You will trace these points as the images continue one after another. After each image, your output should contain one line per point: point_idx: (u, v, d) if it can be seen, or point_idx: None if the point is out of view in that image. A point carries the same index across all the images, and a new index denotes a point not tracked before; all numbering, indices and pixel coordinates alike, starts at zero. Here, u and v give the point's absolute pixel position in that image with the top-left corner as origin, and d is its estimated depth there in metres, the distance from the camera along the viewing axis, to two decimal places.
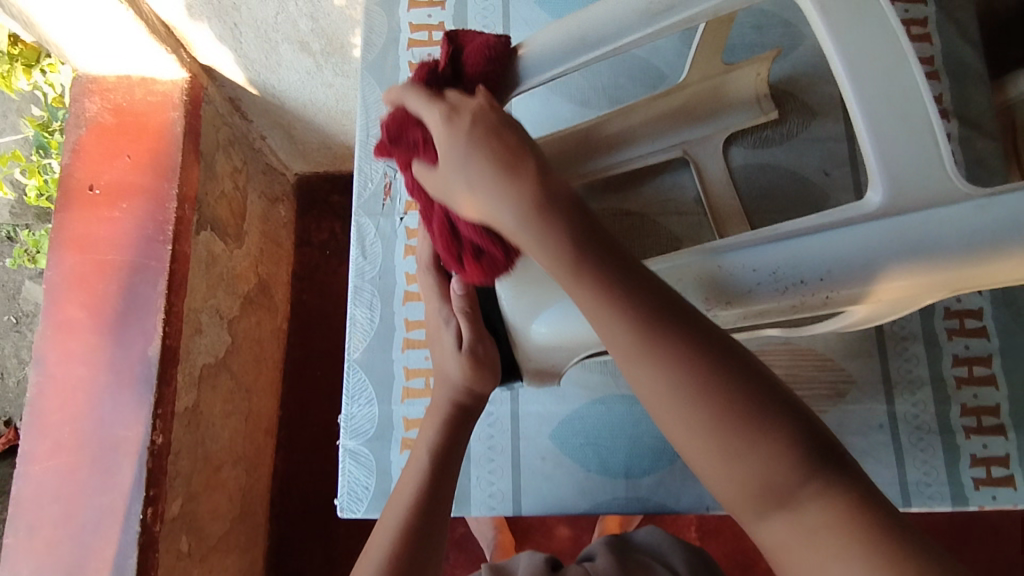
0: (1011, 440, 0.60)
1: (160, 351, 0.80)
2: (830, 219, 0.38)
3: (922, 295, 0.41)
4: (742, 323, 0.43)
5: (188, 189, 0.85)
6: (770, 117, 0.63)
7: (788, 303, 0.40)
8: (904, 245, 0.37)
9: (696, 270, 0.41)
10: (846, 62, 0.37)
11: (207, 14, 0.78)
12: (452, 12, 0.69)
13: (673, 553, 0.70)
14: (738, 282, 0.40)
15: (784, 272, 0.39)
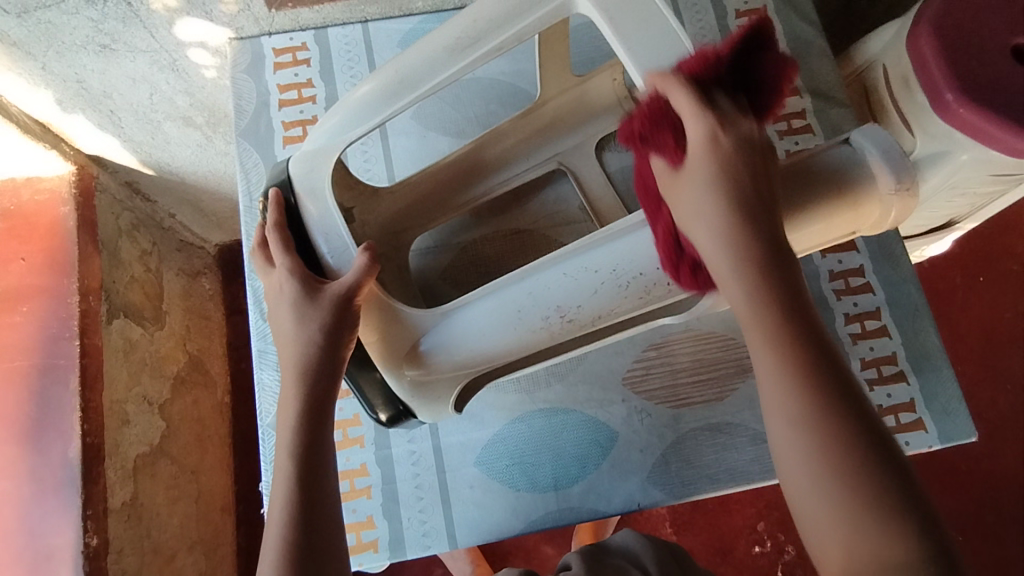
0: (912, 384, 0.62)
1: (82, 451, 0.78)
2: (650, 214, 0.46)
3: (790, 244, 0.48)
4: (600, 323, 0.49)
5: (91, 280, 0.84)
6: None
7: (636, 297, 0.48)
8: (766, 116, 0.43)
9: (548, 280, 0.48)
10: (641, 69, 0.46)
11: (81, 104, 0.77)
12: (319, 68, 0.71)
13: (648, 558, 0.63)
14: (585, 286, 0.47)
15: (621, 267, 0.46)
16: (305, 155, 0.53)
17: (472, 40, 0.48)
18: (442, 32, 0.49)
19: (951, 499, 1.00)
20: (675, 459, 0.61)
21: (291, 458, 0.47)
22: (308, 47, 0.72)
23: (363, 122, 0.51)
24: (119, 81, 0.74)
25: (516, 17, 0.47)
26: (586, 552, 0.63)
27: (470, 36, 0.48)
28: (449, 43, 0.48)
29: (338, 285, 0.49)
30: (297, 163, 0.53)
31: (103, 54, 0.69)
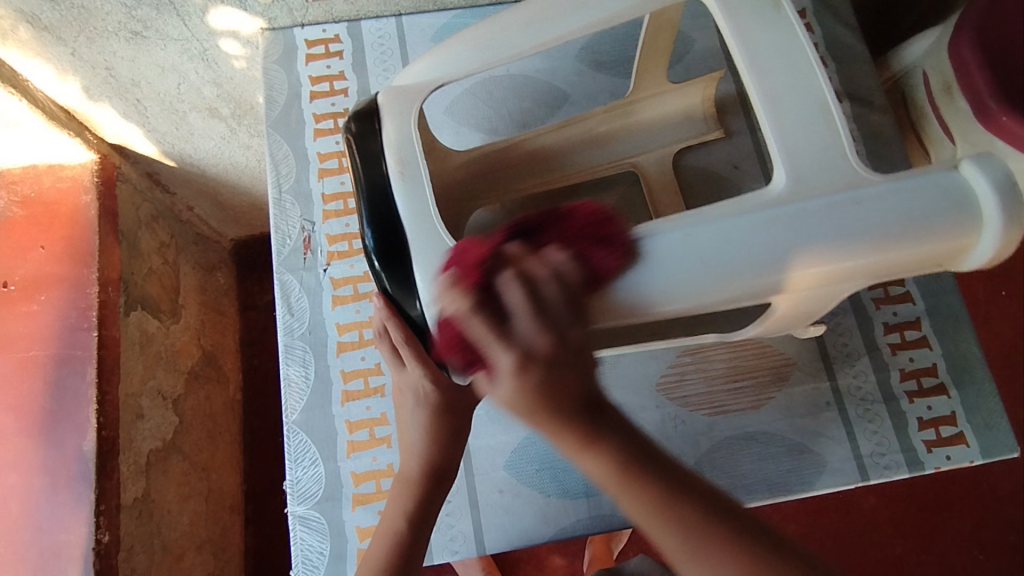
0: (953, 398, 0.61)
1: (96, 444, 0.76)
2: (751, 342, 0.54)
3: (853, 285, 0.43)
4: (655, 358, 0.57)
5: (110, 271, 0.83)
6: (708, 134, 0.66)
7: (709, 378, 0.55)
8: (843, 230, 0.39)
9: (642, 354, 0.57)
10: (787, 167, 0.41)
11: (107, 92, 0.76)
12: (351, 60, 0.70)
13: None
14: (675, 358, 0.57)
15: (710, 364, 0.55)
16: (417, 189, 0.44)
17: (701, 267, 0.40)
18: (716, 235, 0.40)
19: (974, 518, 0.98)
20: (709, 468, 0.59)
21: (408, 511, 0.49)
22: (341, 39, 0.71)
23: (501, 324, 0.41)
24: (148, 69, 0.73)
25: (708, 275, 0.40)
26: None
27: (763, 256, 0.39)
28: (754, 246, 0.39)
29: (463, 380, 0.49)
30: (390, 100, 0.47)
31: (134, 41, 0.68)
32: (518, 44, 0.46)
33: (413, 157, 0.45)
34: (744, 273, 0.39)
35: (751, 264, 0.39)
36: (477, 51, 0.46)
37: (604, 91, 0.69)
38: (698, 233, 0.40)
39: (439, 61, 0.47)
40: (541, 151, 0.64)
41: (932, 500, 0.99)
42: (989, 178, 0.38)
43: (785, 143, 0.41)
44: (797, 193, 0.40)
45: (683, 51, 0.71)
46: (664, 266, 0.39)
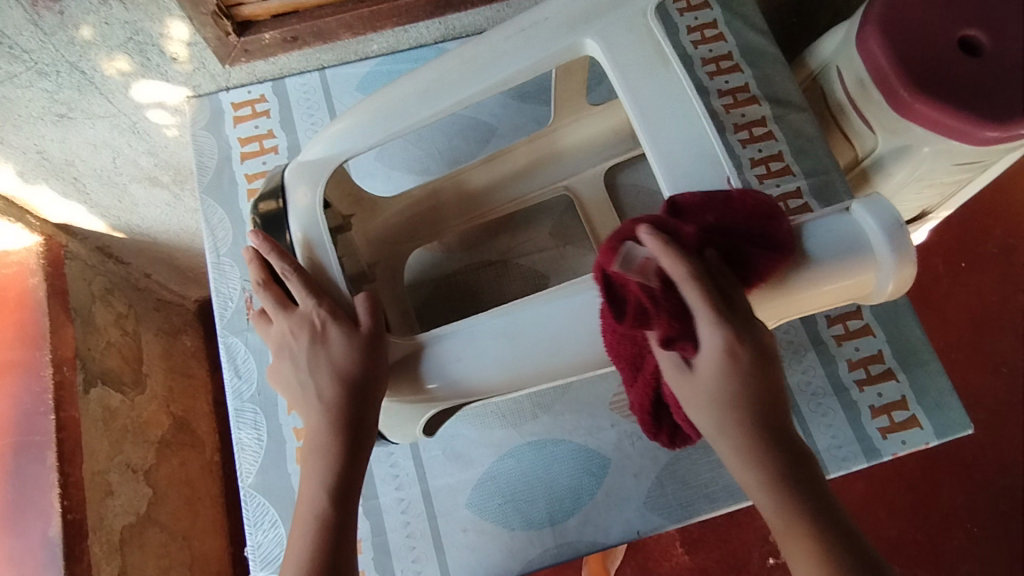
0: (902, 381, 0.61)
1: (63, 529, 0.75)
2: None
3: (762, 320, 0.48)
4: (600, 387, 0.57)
5: (65, 350, 0.82)
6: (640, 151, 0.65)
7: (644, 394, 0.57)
8: None
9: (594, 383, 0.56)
10: None
11: (43, 174, 0.77)
12: (279, 118, 0.71)
13: None
14: None
15: None
16: (323, 265, 0.51)
17: (602, 340, 0.46)
18: (528, 322, 0.47)
19: (961, 493, 0.98)
20: (670, 481, 0.59)
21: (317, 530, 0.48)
22: (266, 99, 0.72)
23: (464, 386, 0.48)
24: (81, 148, 0.74)
25: (604, 340, 0.46)
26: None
27: (559, 340, 0.46)
28: (543, 332, 0.46)
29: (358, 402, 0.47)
30: (302, 172, 0.53)
31: (61, 123, 0.69)
32: (416, 111, 0.51)
33: (320, 237, 0.51)
34: (562, 355, 0.47)
35: (553, 353, 0.46)
36: (376, 123, 0.51)
37: (530, 120, 0.71)
38: (514, 323, 0.47)
39: (343, 129, 0.52)
40: (476, 189, 0.63)
41: (918, 479, 1.00)
42: (877, 220, 0.44)
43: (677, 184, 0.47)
44: None
45: (603, 74, 0.73)
46: (578, 335, 0.46)
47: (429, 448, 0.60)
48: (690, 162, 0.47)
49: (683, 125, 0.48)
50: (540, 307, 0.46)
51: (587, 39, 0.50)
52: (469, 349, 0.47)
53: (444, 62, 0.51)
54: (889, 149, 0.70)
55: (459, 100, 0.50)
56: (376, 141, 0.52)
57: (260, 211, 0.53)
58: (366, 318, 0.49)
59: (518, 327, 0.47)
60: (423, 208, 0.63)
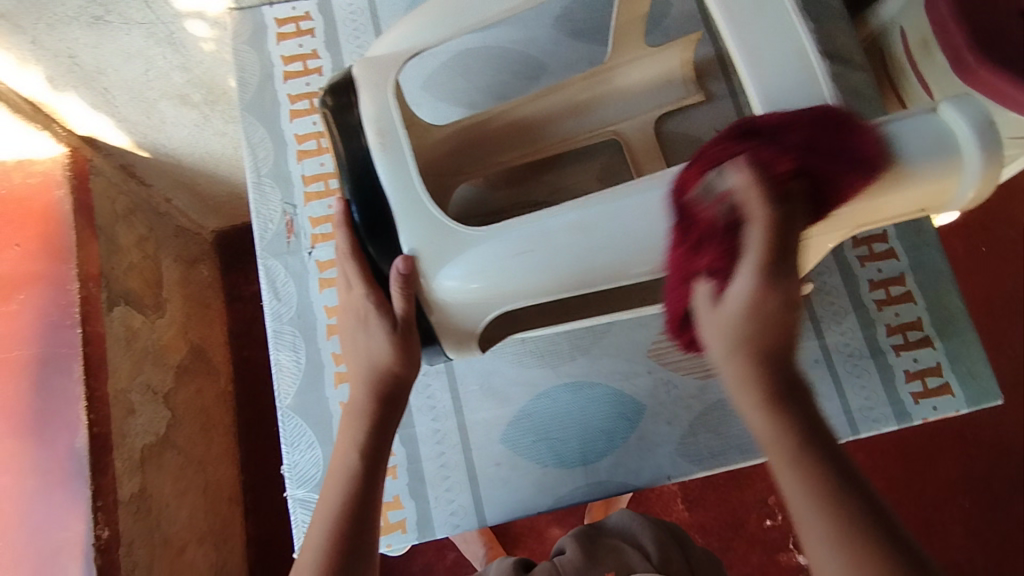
0: (938, 349, 0.62)
1: (89, 441, 0.75)
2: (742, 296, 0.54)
3: (833, 233, 0.46)
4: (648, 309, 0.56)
5: (89, 267, 0.81)
6: (695, 97, 0.64)
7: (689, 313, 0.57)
8: (805, 180, 0.43)
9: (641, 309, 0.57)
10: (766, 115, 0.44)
11: (72, 82, 0.74)
12: (323, 38, 0.69)
13: (642, 531, 0.63)
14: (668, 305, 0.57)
15: None
16: (399, 160, 0.46)
17: (675, 234, 0.43)
18: (603, 220, 0.44)
19: (960, 468, 1.01)
20: (702, 430, 0.60)
21: (364, 445, 0.48)
22: (311, 17, 0.69)
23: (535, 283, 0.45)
24: (113, 56, 0.71)
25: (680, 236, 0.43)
26: (579, 534, 0.63)
27: (632, 243, 0.44)
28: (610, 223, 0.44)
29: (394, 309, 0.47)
30: (367, 72, 0.49)
31: (97, 26, 0.66)
32: (487, 4, 0.48)
33: (393, 129, 0.47)
34: (631, 252, 0.44)
35: (620, 249, 0.44)
36: (445, 19, 0.48)
37: (583, 59, 0.68)
38: (589, 215, 0.44)
39: (411, 30, 0.49)
40: (528, 117, 0.62)
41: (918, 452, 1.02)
42: (966, 121, 0.42)
43: (765, 95, 0.44)
44: None
45: (660, 16, 0.70)
46: (651, 239, 0.44)
47: (466, 383, 0.60)
48: (771, 67, 0.44)
49: (776, 35, 0.45)
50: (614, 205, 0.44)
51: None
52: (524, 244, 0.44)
53: None
54: None
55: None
56: (443, 37, 0.49)
57: (325, 102, 0.50)
58: (400, 304, 0.46)
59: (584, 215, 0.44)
60: (472, 135, 0.61)
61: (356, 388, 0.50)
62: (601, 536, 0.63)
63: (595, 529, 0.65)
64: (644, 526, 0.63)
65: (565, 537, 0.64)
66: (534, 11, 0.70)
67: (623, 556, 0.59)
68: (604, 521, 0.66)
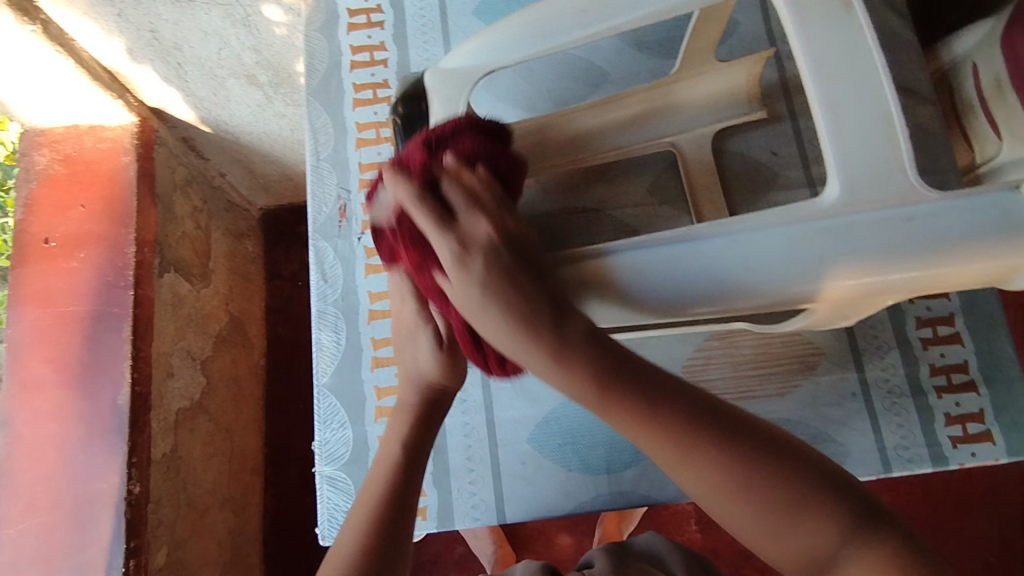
0: (983, 395, 0.60)
1: (130, 399, 0.78)
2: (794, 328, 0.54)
3: (885, 296, 0.45)
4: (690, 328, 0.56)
5: (146, 232, 0.85)
6: (756, 116, 0.63)
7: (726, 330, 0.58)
8: (867, 250, 0.41)
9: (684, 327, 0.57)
10: (835, 148, 0.41)
11: (149, 55, 0.78)
12: (392, 31, 0.70)
13: (670, 559, 0.63)
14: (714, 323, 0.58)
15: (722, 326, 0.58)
16: None
17: (723, 284, 0.42)
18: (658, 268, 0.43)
19: None
20: None
21: (404, 435, 0.50)
22: (382, 10, 0.71)
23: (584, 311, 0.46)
24: (191, 33, 0.74)
25: (729, 288, 0.42)
26: (608, 551, 0.63)
27: (677, 289, 0.43)
28: (661, 266, 0.43)
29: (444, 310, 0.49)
30: (436, 82, 0.53)
31: (179, 4, 0.69)
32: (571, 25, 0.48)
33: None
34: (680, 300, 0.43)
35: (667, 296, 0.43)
36: (527, 35, 0.48)
37: (644, 71, 0.69)
38: (641, 257, 0.43)
39: (484, 43, 0.51)
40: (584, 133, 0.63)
41: None
42: None
43: (838, 129, 0.41)
44: (849, 205, 0.41)
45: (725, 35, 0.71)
46: (696, 287, 0.42)
47: (499, 380, 0.61)
48: (849, 99, 0.41)
49: (856, 59, 0.42)
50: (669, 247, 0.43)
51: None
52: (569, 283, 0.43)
53: None
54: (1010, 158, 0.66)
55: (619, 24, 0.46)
56: (519, 58, 0.49)
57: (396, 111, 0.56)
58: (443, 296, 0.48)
59: (631, 260, 0.43)
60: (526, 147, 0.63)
61: (406, 390, 0.53)
62: (631, 554, 0.63)
63: (622, 547, 0.65)
64: (672, 554, 0.64)
65: (593, 552, 0.64)
66: None
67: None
68: (631, 543, 0.67)
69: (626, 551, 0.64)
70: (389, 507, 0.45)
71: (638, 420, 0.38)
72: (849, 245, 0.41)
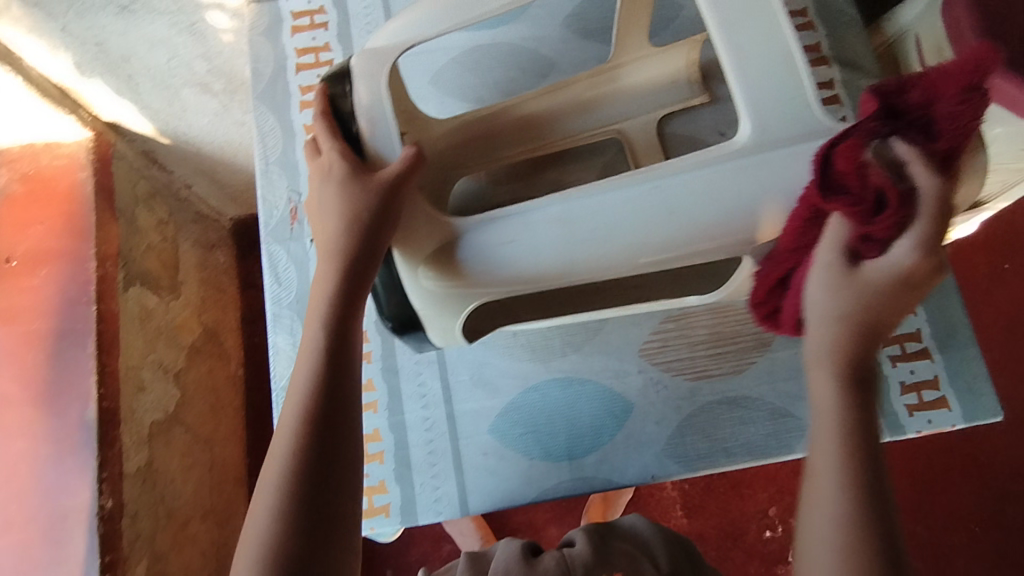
0: (937, 361, 0.61)
1: (99, 414, 0.78)
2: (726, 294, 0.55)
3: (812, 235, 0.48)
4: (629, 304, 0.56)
5: (108, 247, 0.84)
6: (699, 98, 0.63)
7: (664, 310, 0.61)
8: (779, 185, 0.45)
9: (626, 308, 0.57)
10: (748, 103, 0.45)
11: (98, 68, 0.77)
12: (337, 31, 0.71)
13: (655, 543, 0.61)
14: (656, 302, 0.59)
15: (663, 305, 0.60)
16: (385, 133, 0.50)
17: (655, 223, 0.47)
18: (586, 209, 0.47)
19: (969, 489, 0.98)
20: (690, 431, 0.60)
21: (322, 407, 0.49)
22: (326, 10, 0.71)
23: (522, 268, 0.49)
24: (138, 44, 0.74)
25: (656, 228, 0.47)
26: (591, 530, 0.62)
27: (610, 236, 0.47)
28: (591, 215, 0.47)
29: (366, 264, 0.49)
30: (364, 63, 0.50)
31: (122, 16, 0.69)
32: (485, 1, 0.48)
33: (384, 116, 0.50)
34: (611, 245, 0.47)
35: (598, 244, 0.47)
36: (447, 12, 0.49)
37: (590, 58, 0.69)
38: (569, 210, 0.47)
39: (407, 22, 0.50)
40: (532, 117, 0.63)
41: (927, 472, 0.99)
42: None
43: (750, 94, 0.45)
44: (761, 143, 0.45)
45: (669, 18, 0.71)
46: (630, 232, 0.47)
47: (457, 373, 0.61)
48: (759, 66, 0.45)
49: (761, 31, 0.45)
50: (597, 197, 0.47)
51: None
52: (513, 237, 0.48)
53: None
54: None
55: None
56: (443, 31, 0.49)
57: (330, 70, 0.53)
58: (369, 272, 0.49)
59: (557, 212, 0.47)
60: (474, 132, 0.62)
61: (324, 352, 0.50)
62: (615, 537, 0.61)
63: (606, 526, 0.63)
64: (656, 537, 0.62)
65: (575, 530, 0.63)
66: (545, 10, 0.71)
67: (637, 565, 0.58)
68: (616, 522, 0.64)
69: (609, 531, 0.62)
70: (305, 465, 0.43)
71: (850, 449, 0.44)
72: (760, 181, 0.45)
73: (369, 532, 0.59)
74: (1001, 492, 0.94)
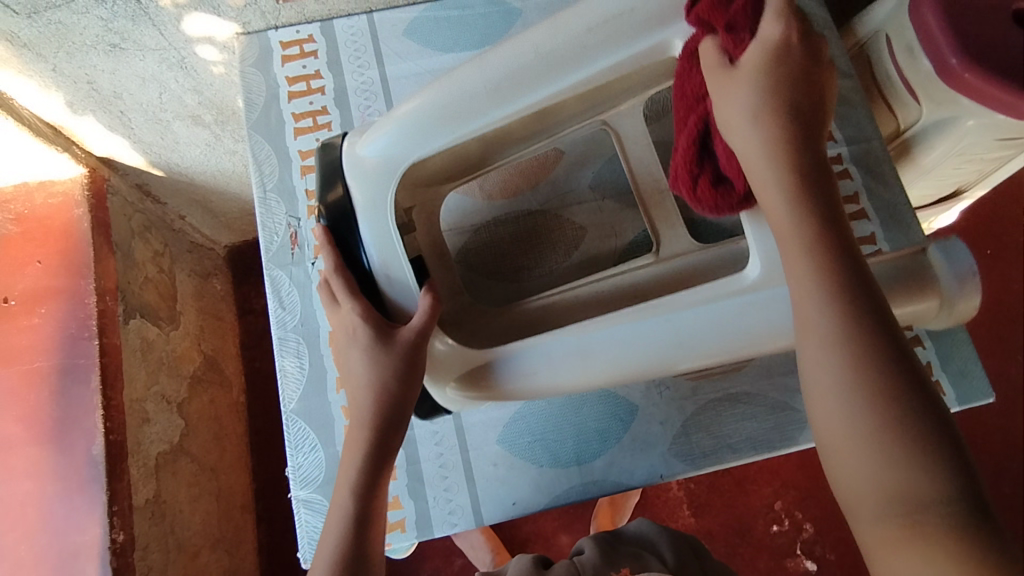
0: (929, 348, 0.62)
1: (105, 448, 0.78)
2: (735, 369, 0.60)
3: None
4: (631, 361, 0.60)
5: (106, 281, 0.85)
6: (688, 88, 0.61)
7: None
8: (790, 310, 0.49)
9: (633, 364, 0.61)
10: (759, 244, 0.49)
11: (91, 106, 0.78)
12: (326, 59, 0.74)
13: (660, 540, 0.63)
14: None
15: None
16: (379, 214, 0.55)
17: (669, 349, 0.51)
18: (602, 342, 0.51)
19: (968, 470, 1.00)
20: (695, 430, 0.61)
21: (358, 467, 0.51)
22: (315, 39, 0.74)
23: (539, 388, 0.54)
24: (130, 81, 0.75)
25: (670, 354, 0.51)
26: (599, 538, 0.63)
27: (623, 360, 0.51)
28: (609, 342, 0.51)
29: (407, 331, 0.52)
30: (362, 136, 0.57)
31: (113, 54, 0.70)
32: (483, 112, 0.53)
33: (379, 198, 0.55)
34: (624, 367, 0.52)
35: (613, 366, 0.52)
36: (444, 120, 0.53)
37: None
38: (588, 345, 0.51)
39: (406, 113, 0.54)
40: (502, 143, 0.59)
41: None
42: (952, 269, 0.51)
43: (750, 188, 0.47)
44: (770, 279, 0.49)
45: None
46: (642, 356, 0.51)
47: None
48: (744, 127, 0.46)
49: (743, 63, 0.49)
50: (615, 328, 0.51)
51: (678, 38, 0.51)
52: (539, 366, 0.52)
53: (517, 53, 0.51)
54: (931, 121, 0.68)
55: (526, 105, 0.53)
56: (442, 135, 0.54)
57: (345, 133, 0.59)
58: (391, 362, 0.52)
59: (577, 340, 0.51)
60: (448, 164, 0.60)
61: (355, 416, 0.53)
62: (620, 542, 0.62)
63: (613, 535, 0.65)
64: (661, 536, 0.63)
65: (584, 540, 0.64)
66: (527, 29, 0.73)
67: (643, 559, 0.59)
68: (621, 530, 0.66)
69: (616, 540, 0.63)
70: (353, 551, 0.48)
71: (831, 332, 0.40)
72: (772, 311, 0.49)
73: (386, 548, 0.59)
74: (999, 471, 0.96)
